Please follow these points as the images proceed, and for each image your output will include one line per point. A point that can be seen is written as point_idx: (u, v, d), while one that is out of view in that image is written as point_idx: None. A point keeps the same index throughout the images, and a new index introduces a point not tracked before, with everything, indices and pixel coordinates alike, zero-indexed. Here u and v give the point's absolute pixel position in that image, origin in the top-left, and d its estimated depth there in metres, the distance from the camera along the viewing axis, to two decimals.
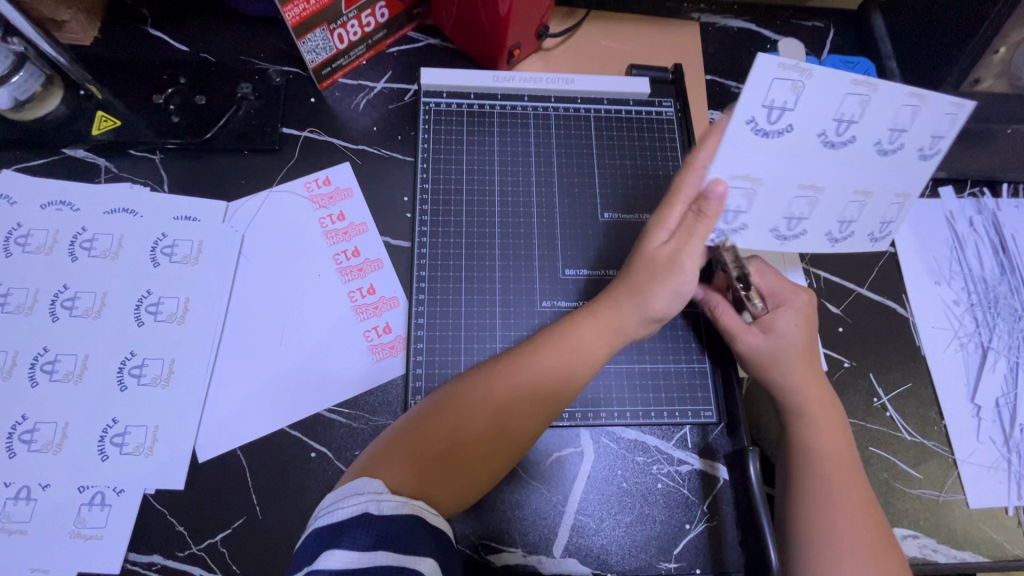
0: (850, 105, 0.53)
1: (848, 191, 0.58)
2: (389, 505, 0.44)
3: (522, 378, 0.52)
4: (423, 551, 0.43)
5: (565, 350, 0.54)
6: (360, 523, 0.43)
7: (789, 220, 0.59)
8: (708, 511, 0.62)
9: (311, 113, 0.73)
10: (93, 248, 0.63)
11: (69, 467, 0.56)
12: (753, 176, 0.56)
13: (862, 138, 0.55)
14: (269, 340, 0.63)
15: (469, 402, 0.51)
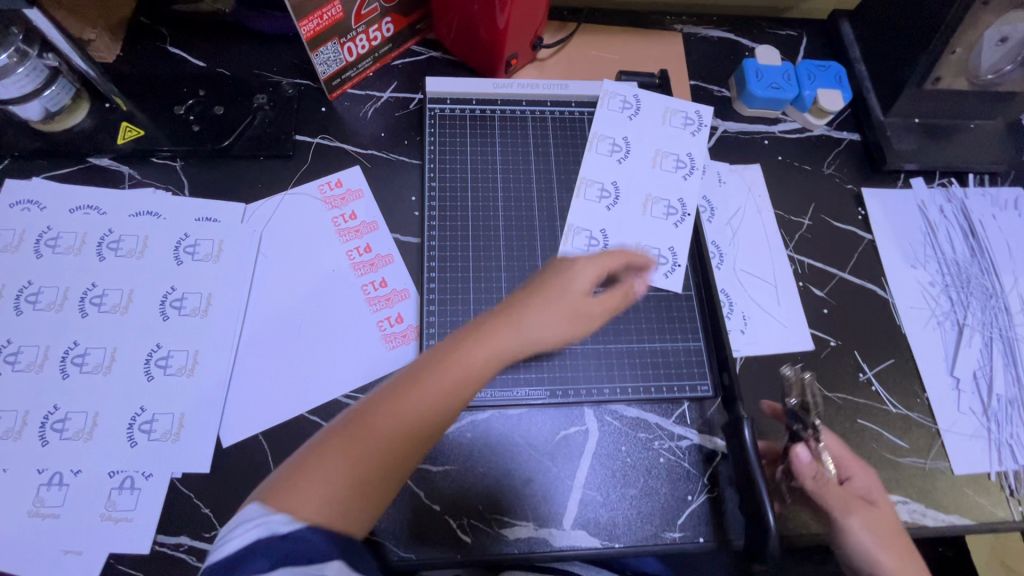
0: (672, 122, 0.79)
1: (686, 170, 0.77)
2: (277, 523, 0.42)
3: (430, 373, 0.48)
4: (327, 558, 0.41)
5: (474, 347, 0.50)
6: (253, 549, 0.41)
7: (671, 209, 0.75)
8: (708, 483, 0.65)
9: (323, 121, 0.78)
10: (119, 248, 0.67)
11: (100, 454, 0.58)
12: (647, 198, 0.75)
13: (687, 137, 0.79)
14: (288, 331, 0.66)
15: (382, 406, 0.47)
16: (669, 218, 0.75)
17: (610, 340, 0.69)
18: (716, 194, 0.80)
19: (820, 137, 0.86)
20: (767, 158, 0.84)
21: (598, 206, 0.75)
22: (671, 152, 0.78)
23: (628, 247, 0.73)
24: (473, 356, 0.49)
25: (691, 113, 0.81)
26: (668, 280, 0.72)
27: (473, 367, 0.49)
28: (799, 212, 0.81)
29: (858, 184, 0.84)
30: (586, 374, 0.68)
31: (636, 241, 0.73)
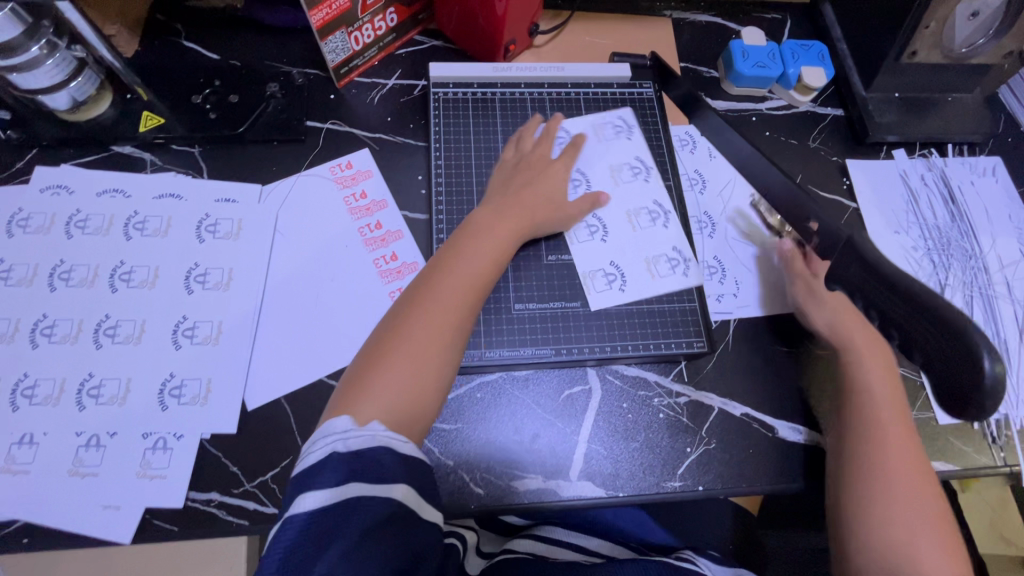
0: (613, 143, 0.81)
1: (647, 180, 0.80)
2: (354, 442, 0.51)
3: (445, 286, 0.62)
4: (391, 481, 0.50)
5: (476, 257, 0.65)
6: (329, 461, 0.50)
7: (656, 216, 0.78)
8: (706, 435, 0.69)
9: (332, 108, 0.82)
10: (145, 228, 0.71)
11: (134, 417, 0.62)
12: (628, 213, 0.78)
13: (633, 151, 0.81)
14: (306, 301, 0.70)
15: (413, 317, 0.60)
16: (657, 224, 0.77)
17: (611, 304, 0.73)
18: (709, 168, 0.84)
19: (806, 113, 0.90)
20: (755, 134, 0.88)
21: (592, 242, 0.76)
22: (626, 171, 0.80)
23: (640, 267, 0.75)
24: (483, 266, 0.65)
25: (617, 121, 0.83)
26: (689, 277, 0.75)
27: (485, 273, 0.65)
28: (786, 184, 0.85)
29: (843, 156, 0.88)
30: (591, 335, 0.71)
31: (643, 258, 0.75)
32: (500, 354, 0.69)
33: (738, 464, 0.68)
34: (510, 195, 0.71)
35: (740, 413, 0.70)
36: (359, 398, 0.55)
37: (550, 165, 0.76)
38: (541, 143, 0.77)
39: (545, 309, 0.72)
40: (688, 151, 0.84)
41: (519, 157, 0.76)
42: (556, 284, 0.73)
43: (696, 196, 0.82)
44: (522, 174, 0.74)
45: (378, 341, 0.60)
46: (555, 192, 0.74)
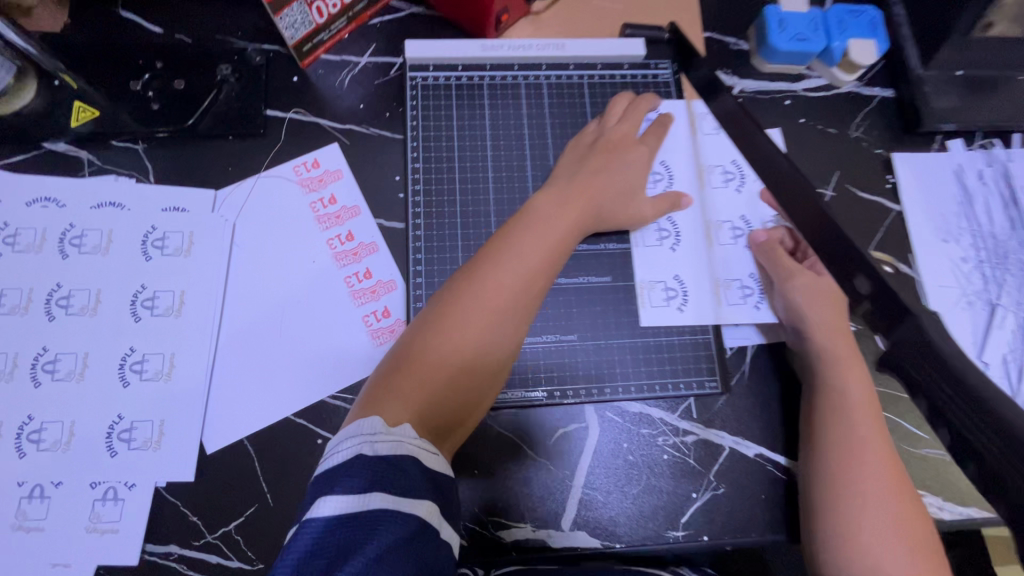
0: (712, 138, 0.70)
1: (736, 187, 0.69)
2: (382, 446, 0.46)
3: (502, 279, 0.55)
4: (417, 495, 0.45)
5: (537, 245, 0.57)
6: (355, 464, 0.45)
7: (737, 232, 0.68)
8: (714, 480, 0.62)
9: (295, 93, 0.70)
10: (82, 244, 0.62)
11: (80, 465, 0.56)
12: (711, 224, 0.68)
13: (723, 150, 0.70)
14: (270, 328, 0.63)
15: (463, 310, 0.54)
16: (738, 243, 0.68)
17: (613, 334, 0.65)
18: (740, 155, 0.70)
19: (849, 95, 0.77)
20: (787, 122, 0.76)
21: (660, 249, 0.67)
22: (713, 173, 0.69)
23: (708, 286, 0.66)
24: (545, 259, 0.57)
25: None
26: (762, 310, 0.66)
27: (547, 269, 0.57)
28: (822, 183, 0.74)
29: (889, 148, 0.76)
30: (588, 373, 0.64)
31: (714, 275, 0.67)
32: (515, 396, 0.63)
33: (749, 511, 0.62)
34: (585, 175, 0.62)
35: (753, 454, 0.64)
36: (391, 392, 0.51)
37: (632, 148, 0.66)
38: (625, 116, 0.68)
39: (537, 343, 0.64)
40: (714, 133, 0.71)
41: (599, 132, 0.67)
42: (551, 311, 0.65)
43: (732, 193, 0.69)
44: (601, 152, 0.65)
45: (420, 328, 0.54)
46: (632, 180, 0.65)
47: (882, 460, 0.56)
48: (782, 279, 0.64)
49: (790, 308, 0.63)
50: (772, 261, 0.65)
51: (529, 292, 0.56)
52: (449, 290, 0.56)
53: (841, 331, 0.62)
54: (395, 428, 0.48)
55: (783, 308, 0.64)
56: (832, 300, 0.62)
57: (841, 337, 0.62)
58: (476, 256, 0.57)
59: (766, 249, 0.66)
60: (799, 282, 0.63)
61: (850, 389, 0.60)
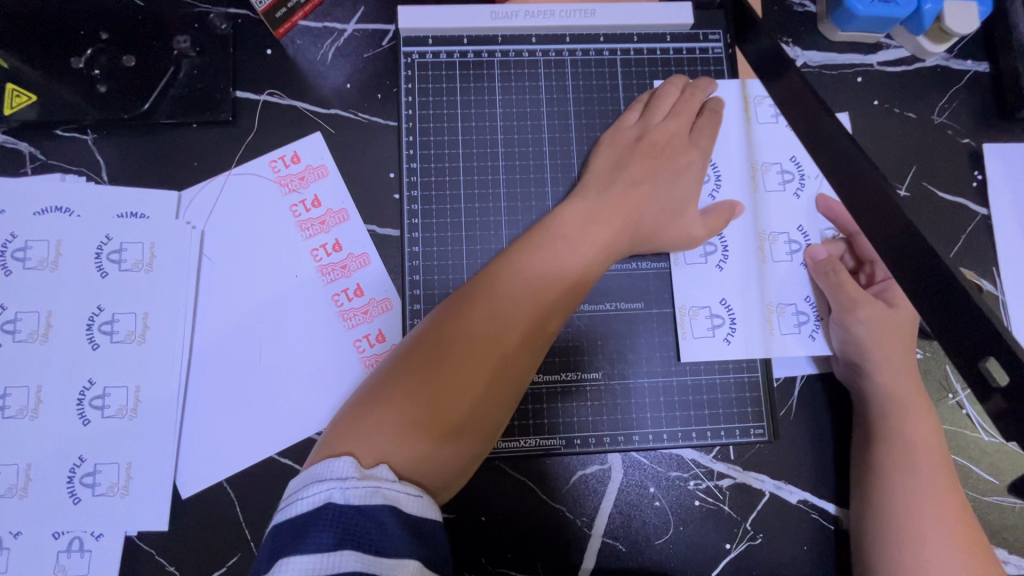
0: (769, 130, 0.59)
1: (796, 190, 0.58)
2: (355, 494, 0.37)
3: (515, 299, 0.45)
4: (400, 553, 0.36)
5: (558, 258, 0.48)
6: (322, 516, 0.36)
7: (793, 246, 0.58)
8: (752, 529, 0.55)
9: (269, 69, 0.59)
10: (27, 258, 0.54)
11: (39, 513, 0.50)
12: (763, 237, 0.58)
13: (783, 145, 0.59)
14: (248, 357, 0.55)
15: (466, 336, 0.44)
16: (794, 259, 0.57)
17: (643, 371, 0.56)
18: (802, 151, 0.58)
19: (935, 70, 0.64)
20: (858, 105, 0.63)
21: (705, 267, 0.57)
22: (769, 174, 0.58)
23: (758, 311, 0.57)
24: (567, 278, 0.47)
25: None
26: (819, 341, 0.56)
27: (569, 292, 0.47)
28: (894, 181, 0.62)
29: (979, 137, 0.63)
30: (612, 416, 0.56)
31: (765, 299, 0.57)
32: (530, 443, 0.55)
33: (791, 565, 0.55)
34: (621, 182, 0.52)
35: (797, 501, 0.55)
36: (371, 423, 0.41)
37: (678, 146, 0.55)
38: (675, 112, 0.56)
39: (554, 383, 0.56)
40: (775, 122, 0.59)
41: (641, 127, 0.56)
42: (571, 337, 0.56)
43: (790, 198, 0.58)
44: (643, 153, 0.54)
45: (414, 347, 0.44)
46: (681, 193, 0.54)
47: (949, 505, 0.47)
48: (845, 307, 0.54)
49: (852, 341, 0.53)
50: (833, 283, 0.55)
51: (545, 319, 0.46)
52: (450, 306, 0.46)
53: (907, 367, 0.53)
54: (372, 471, 0.38)
55: (841, 340, 0.54)
56: (900, 336, 0.53)
57: (899, 366, 0.52)
58: (486, 271, 0.48)
59: (826, 269, 0.55)
60: (867, 313, 0.53)
61: (902, 420, 0.51)
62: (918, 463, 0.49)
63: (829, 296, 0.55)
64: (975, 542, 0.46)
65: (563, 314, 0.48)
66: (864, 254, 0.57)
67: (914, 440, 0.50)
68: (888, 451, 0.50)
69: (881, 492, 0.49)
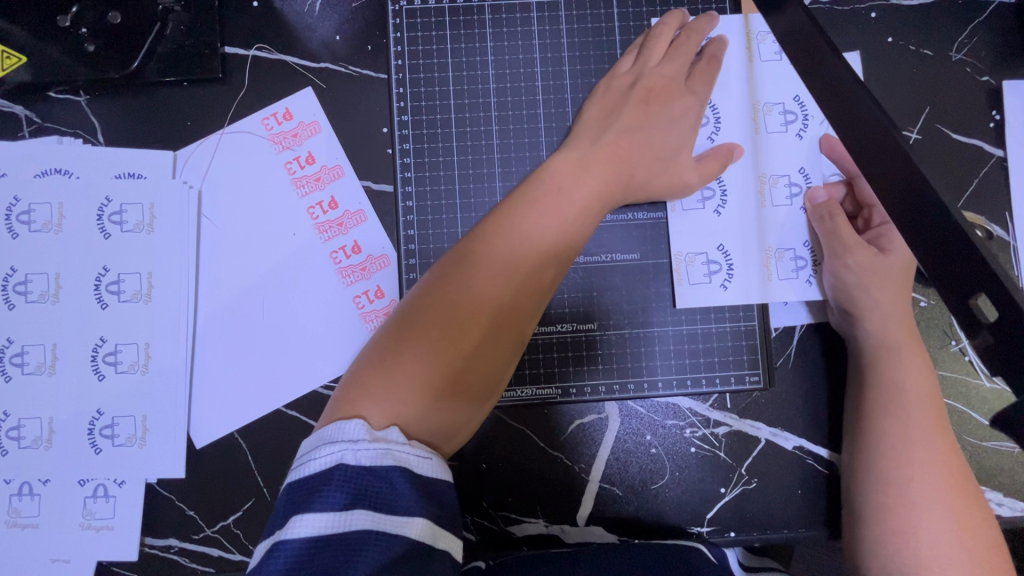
0: (772, 67, 0.56)
1: (798, 131, 0.56)
2: (366, 455, 0.38)
3: (514, 254, 0.45)
4: (410, 511, 0.37)
5: (553, 210, 0.47)
6: (334, 477, 0.37)
7: (793, 189, 0.56)
8: (746, 474, 0.56)
9: (256, 22, 0.58)
10: (32, 221, 0.55)
11: (65, 462, 0.53)
12: (762, 181, 0.56)
13: (786, 83, 0.56)
14: (250, 313, 0.56)
15: (464, 294, 0.44)
16: (793, 203, 0.56)
17: (638, 322, 0.56)
18: (806, 90, 0.56)
19: (955, 2, 0.60)
20: (870, 42, 0.60)
21: (702, 213, 0.56)
22: (770, 115, 0.56)
23: (757, 256, 0.56)
24: (564, 231, 0.47)
25: None
26: (814, 286, 0.56)
27: (567, 246, 0.47)
28: (905, 123, 0.59)
29: (998, 74, 0.60)
30: (608, 366, 0.56)
31: (764, 244, 0.56)
32: (526, 393, 0.56)
33: (785, 506, 0.56)
34: (614, 130, 0.51)
35: (792, 447, 0.56)
36: (379, 384, 0.41)
37: (674, 92, 0.53)
38: (669, 60, 0.54)
39: (549, 334, 0.56)
40: (778, 59, 0.56)
41: (635, 73, 0.54)
42: (567, 291, 0.56)
43: (793, 139, 0.56)
44: (637, 100, 0.52)
45: (413, 308, 0.44)
46: (676, 139, 0.53)
47: (940, 450, 0.48)
48: (836, 252, 0.53)
49: (842, 286, 0.53)
50: (828, 227, 0.54)
51: (544, 272, 0.46)
52: (447, 265, 0.46)
53: (903, 314, 0.52)
54: (382, 433, 0.39)
55: (832, 287, 0.54)
56: (896, 283, 0.52)
57: (892, 313, 0.52)
58: (480, 227, 0.48)
59: (822, 213, 0.54)
60: (856, 259, 0.52)
61: (893, 367, 0.51)
62: (910, 413, 0.49)
63: (822, 240, 0.54)
64: (964, 486, 0.46)
65: (560, 267, 0.48)
66: (863, 199, 0.55)
67: (907, 390, 0.50)
68: (879, 400, 0.50)
69: (871, 441, 0.50)
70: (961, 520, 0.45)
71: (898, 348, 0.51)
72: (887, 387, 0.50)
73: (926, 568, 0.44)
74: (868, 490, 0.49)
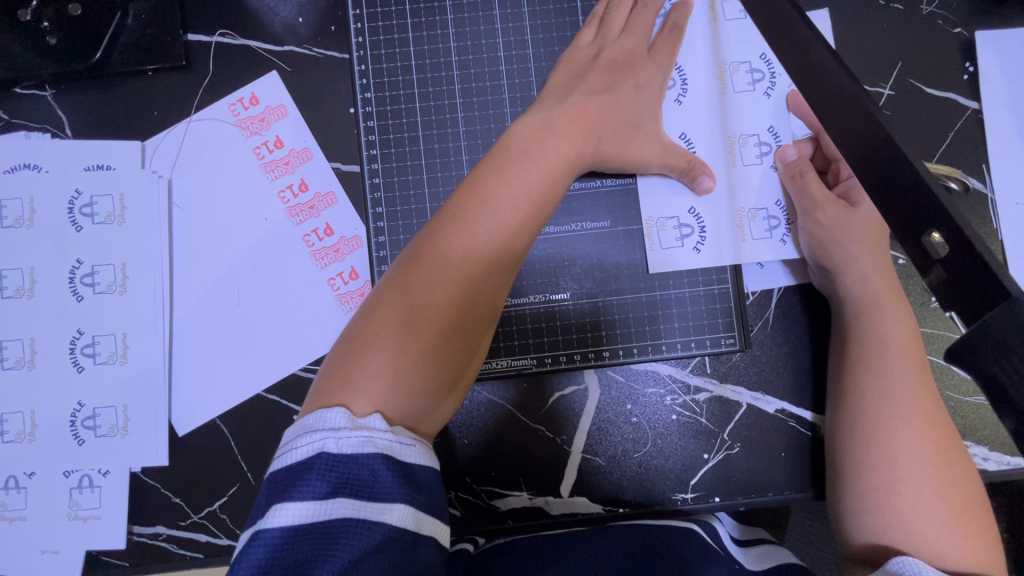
0: (736, 27, 0.56)
1: (765, 90, 0.56)
2: (348, 443, 0.38)
3: (484, 231, 0.45)
4: (392, 499, 0.37)
5: (520, 179, 0.46)
6: (316, 465, 0.37)
7: (763, 146, 0.56)
8: (729, 439, 0.56)
9: (217, 7, 0.57)
10: (4, 217, 0.55)
11: (49, 454, 0.54)
12: (732, 142, 0.56)
13: (751, 42, 0.56)
14: (226, 298, 0.56)
15: (437, 275, 0.44)
16: (763, 162, 0.56)
17: (613, 289, 0.56)
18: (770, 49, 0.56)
19: None
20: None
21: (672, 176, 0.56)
22: (737, 75, 0.56)
23: (728, 217, 0.56)
24: (534, 201, 0.46)
25: None
26: (789, 245, 0.55)
27: (537, 216, 0.47)
28: (877, 78, 0.59)
29: (971, 25, 0.59)
30: (583, 334, 0.56)
31: (736, 205, 0.56)
32: (502, 364, 0.56)
33: (769, 469, 0.56)
34: (579, 96, 0.51)
35: (774, 410, 0.56)
36: (360, 372, 0.41)
37: (638, 58, 0.53)
38: (631, 28, 0.54)
39: (524, 306, 0.56)
40: (743, 19, 0.56)
41: (598, 44, 0.53)
42: (539, 263, 0.56)
43: (760, 98, 0.56)
44: (601, 69, 0.52)
45: (386, 295, 0.44)
46: (643, 106, 0.53)
47: (925, 407, 0.47)
48: (807, 209, 0.53)
49: (819, 244, 0.52)
50: (801, 185, 0.53)
51: (514, 247, 0.46)
52: (418, 247, 0.45)
53: (881, 268, 0.52)
54: (365, 421, 0.39)
55: (809, 244, 0.53)
56: (870, 236, 0.52)
57: (870, 268, 0.52)
58: (447, 204, 0.47)
59: (793, 171, 0.54)
60: (829, 215, 0.52)
61: (875, 323, 0.50)
62: (893, 368, 0.49)
63: (796, 198, 0.54)
64: (946, 439, 0.46)
65: (532, 237, 0.47)
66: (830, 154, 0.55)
67: (890, 347, 0.49)
68: (863, 354, 0.50)
69: (855, 399, 0.49)
70: (942, 473, 0.45)
71: (879, 303, 0.51)
72: (868, 346, 0.50)
73: (902, 516, 0.44)
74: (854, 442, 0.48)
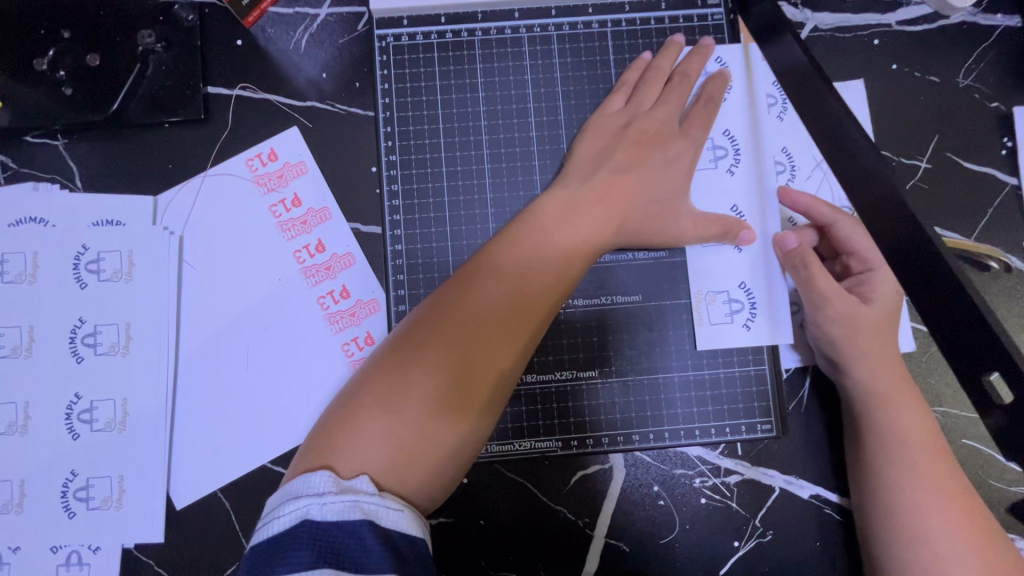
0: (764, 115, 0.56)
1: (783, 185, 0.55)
2: (334, 508, 0.35)
3: (496, 290, 0.43)
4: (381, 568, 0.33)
5: (540, 245, 0.45)
6: (299, 534, 0.34)
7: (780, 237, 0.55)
8: (761, 526, 0.53)
9: (240, 60, 0.56)
10: (4, 271, 0.53)
11: (36, 528, 0.50)
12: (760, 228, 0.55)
13: (770, 138, 0.55)
14: (232, 364, 0.53)
15: (444, 333, 0.41)
16: None
17: (643, 366, 0.54)
18: (795, 141, 0.55)
19: (959, 28, 0.58)
20: (874, 70, 0.58)
21: (708, 250, 0.54)
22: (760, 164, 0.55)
23: (762, 293, 0.54)
24: (552, 265, 0.44)
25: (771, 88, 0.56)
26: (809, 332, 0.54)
27: (554, 281, 0.44)
28: (913, 152, 0.57)
29: (1008, 100, 0.58)
30: (613, 415, 0.53)
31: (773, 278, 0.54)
32: (526, 445, 0.53)
33: (804, 563, 0.52)
34: (606, 170, 0.49)
35: (808, 496, 0.53)
36: (350, 430, 0.39)
37: (661, 130, 0.51)
38: (662, 101, 0.52)
39: (549, 383, 0.54)
40: (781, 122, 0.55)
41: (628, 115, 0.52)
42: (565, 335, 0.54)
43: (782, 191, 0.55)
44: (632, 141, 0.50)
45: (390, 350, 0.42)
46: (672, 185, 0.51)
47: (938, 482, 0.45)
48: (816, 303, 0.51)
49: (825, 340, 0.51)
50: (805, 277, 0.51)
51: (530, 312, 0.43)
52: (429, 304, 0.43)
53: (890, 361, 0.50)
54: (352, 483, 0.36)
55: (816, 337, 0.51)
56: (879, 333, 0.50)
57: (880, 361, 0.49)
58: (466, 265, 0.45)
59: (795, 262, 0.52)
60: (837, 310, 0.50)
61: (885, 414, 0.48)
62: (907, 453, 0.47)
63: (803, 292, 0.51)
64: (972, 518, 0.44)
65: (550, 308, 0.44)
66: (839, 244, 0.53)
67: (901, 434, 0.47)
68: (873, 444, 0.48)
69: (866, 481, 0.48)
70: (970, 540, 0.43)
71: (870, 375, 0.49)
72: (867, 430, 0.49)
73: None
74: (874, 505, 0.47)
